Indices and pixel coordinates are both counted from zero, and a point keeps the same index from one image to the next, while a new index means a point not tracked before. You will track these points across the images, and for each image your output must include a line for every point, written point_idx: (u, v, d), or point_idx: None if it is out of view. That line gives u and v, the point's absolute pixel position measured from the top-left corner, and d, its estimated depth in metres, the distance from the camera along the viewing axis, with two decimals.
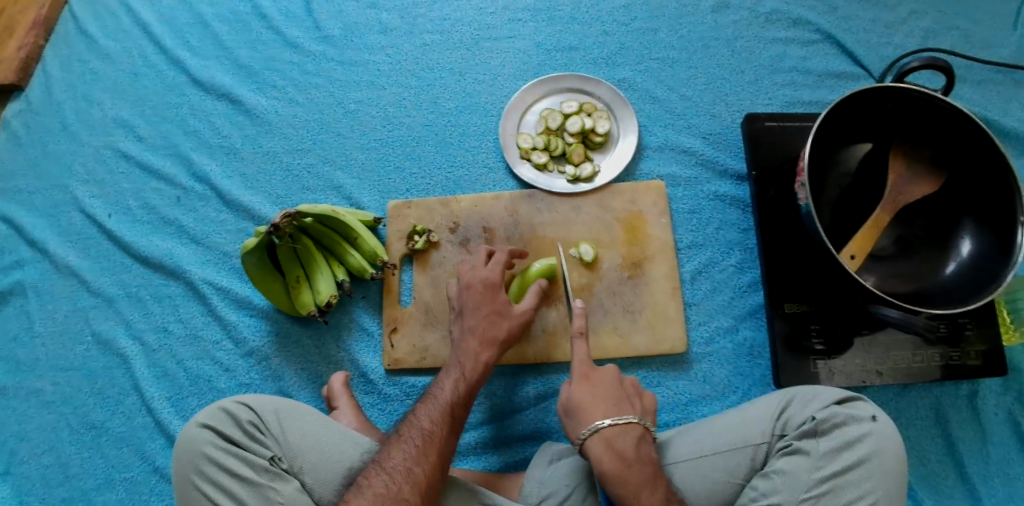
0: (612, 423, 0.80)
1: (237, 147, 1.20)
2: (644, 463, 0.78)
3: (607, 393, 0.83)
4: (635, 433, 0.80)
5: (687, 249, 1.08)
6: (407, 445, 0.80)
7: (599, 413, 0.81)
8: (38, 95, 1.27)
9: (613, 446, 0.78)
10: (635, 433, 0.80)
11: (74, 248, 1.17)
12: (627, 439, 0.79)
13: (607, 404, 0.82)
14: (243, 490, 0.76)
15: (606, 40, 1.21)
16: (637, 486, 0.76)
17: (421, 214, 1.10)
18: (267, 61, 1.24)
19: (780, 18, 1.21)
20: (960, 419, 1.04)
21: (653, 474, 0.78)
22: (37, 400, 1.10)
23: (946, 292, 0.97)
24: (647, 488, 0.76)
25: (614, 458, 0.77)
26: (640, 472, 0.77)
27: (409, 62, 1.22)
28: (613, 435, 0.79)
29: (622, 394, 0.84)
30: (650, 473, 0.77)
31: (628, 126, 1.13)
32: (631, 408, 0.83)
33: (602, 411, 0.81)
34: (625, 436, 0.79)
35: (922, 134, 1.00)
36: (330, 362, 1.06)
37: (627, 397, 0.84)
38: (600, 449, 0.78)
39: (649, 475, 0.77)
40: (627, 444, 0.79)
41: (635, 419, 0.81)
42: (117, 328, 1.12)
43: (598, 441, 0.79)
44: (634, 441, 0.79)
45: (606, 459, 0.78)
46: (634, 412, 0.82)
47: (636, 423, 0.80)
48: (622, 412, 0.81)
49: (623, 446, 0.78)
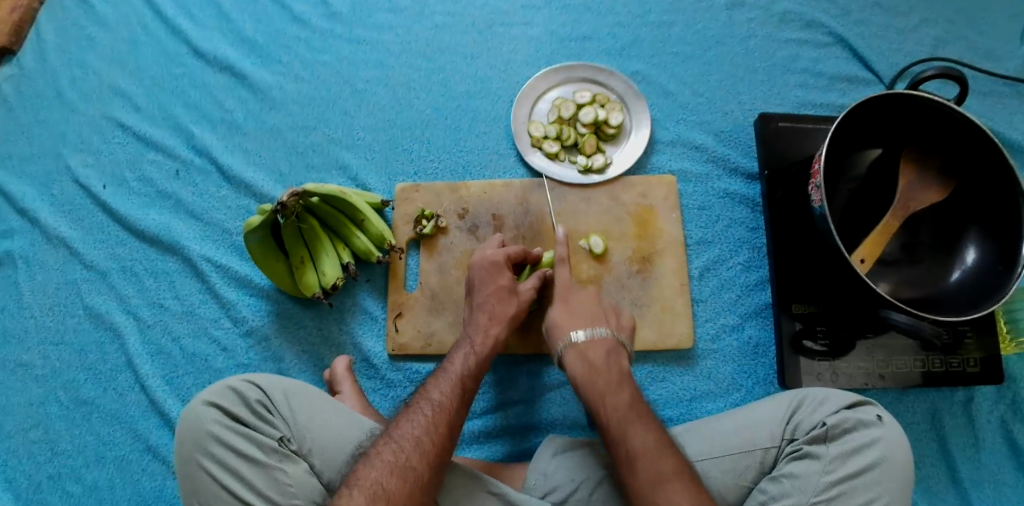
0: (586, 335, 0.88)
1: (240, 122, 1.17)
2: (613, 369, 0.85)
3: (587, 309, 0.92)
4: (607, 346, 0.87)
5: (696, 245, 1.08)
6: (416, 414, 0.79)
7: (575, 327, 0.89)
8: (32, 59, 1.23)
9: (584, 356, 0.86)
10: (606, 343, 0.87)
11: (67, 219, 1.13)
12: (599, 350, 0.87)
13: (583, 317, 0.91)
14: (250, 470, 0.75)
15: (621, 32, 1.20)
16: (604, 386, 0.83)
17: (430, 199, 1.08)
18: (273, 35, 1.21)
19: (794, 19, 1.21)
20: (954, 425, 1.06)
21: (621, 380, 0.84)
22: (24, 374, 1.07)
23: (950, 299, 0.99)
24: (612, 389, 0.82)
25: (583, 365, 0.86)
26: (607, 377, 0.84)
27: (421, 43, 1.19)
28: (585, 346, 0.87)
29: (599, 311, 0.92)
30: (618, 378, 0.84)
31: (641, 119, 1.12)
32: (607, 323, 0.90)
33: (576, 325, 0.89)
34: (596, 346, 0.87)
35: (933, 143, 1.00)
36: (332, 345, 1.04)
37: (604, 315, 0.91)
38: (574, 358, 0.87)
39: (617, 379, 0.84)
40: (597, 354, 0.86)
41: (606, 332, 0.89)
42: (110, 303, 1.09)
43: (572, 352, 0.87)
44: (605, 351, 0.87)
45: (577, 366, 0.86)
46: (607, 326, 0.90)
47: (607, 337, 0.88)
48: (595, 324, 0.89)
49: (593, 354, 0.86)
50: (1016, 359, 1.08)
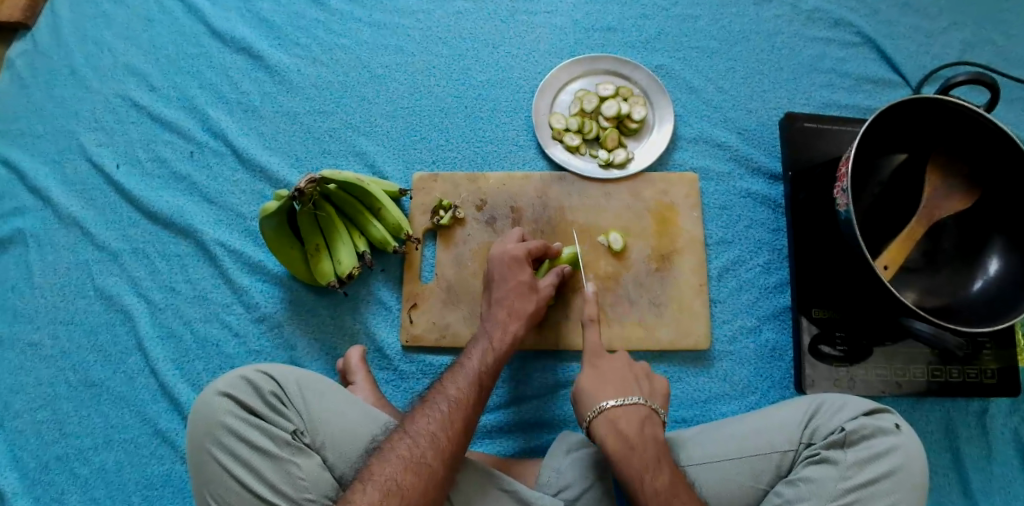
0: (617, 404, 0.81)
1: (256, 104, 1.15)
2: (649, 443, 0.79)
3: (617, 377, 0.85)
4: (640, 415, 0.81)
5: (716, 244, 1.06)
6: (433, 410, 0.78)
7: (606, 393, 0.83)
8: (45, 34, 1.20)
9: (617, 426, 0.80)
10: (641, 414, 0.81)
11: (78, 198, 1.12)
12: (633, 420, 0.80)
13: (612, 385, 0.84)
14: (264, 463, 0.74)
15: (646, 24, 1.17)
16: (641, 465, 0.77)
17: (447, 189, 1.06)
18: (291, 17, 1.19)
19: (822, 17, 1.19)
20: (968, 434, 1.05)
21: (657, 456, 0.78)
22: (33, 354, 1.06)
23: (972, 308, 0.97)
24: (650, 469, 0.77)
25: (617, 440, 0.79)
26: (643, 454, 0.77)
27: (441, 29, 1.17)
28: (617, 416, 0.80)
29: (630, 377, 0.85)
30: (655, 456, 0.78)
31: (664, 114, 1.10)
32: (638, 389, 0.84)
33: (608, 393, 0.83)
34: (630, 417, 0.80)
35: (960, 150, 0.99)
36: (345, 334, 1.03)
37: (636, 380, 0.85)
38: (605, 430, 0.80)
39: (653, 456, 0.78)
40: (631, 426, 0.80)
41: (639, 400, 0.82)
42: (121, 285, 1.08)
43: (603, 422, 0.81)
44: (639, 422, 0.80)
45: (611, 439, 0.79)
46: (639, 392, 0.83)
47: (641, 406, 0.82)
48: (626, 393, 0.83)
49: (627, 427, 0.80)
50: None
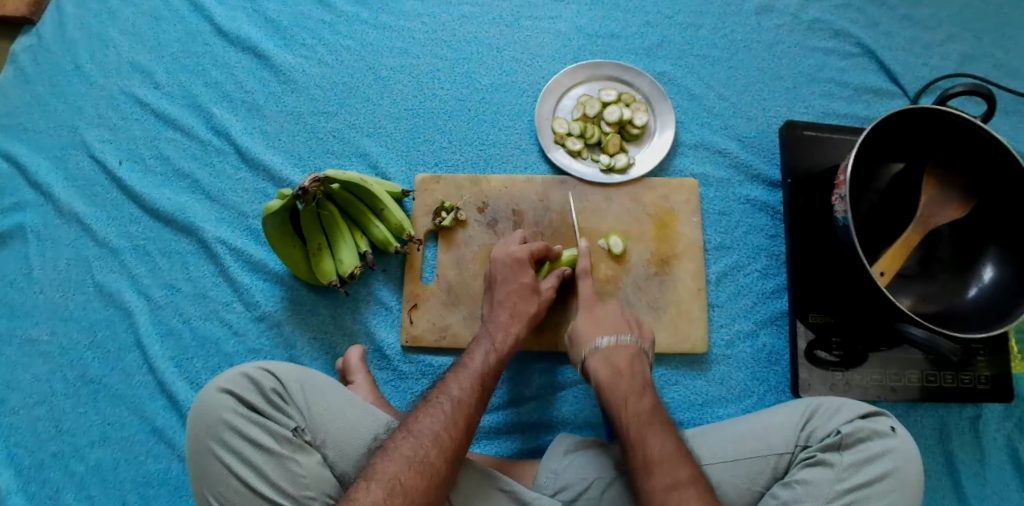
0: (610, 342, 0.88)
1: (259, 103, 1.15)
2: (637, 375, 0.85)
3: (608, 318, 0.92)
4: (629, 352, 0.88)
5: (715, 250, 1.07)
6: (436, 409, 0.79)
7: (598, 333, 0.90)
8: (49, 30, 1.21)
9: (608, 360, 0.86)
10: (629, 351, 0.88)
11: (80, 194, 1.12)
12: (623, 355, 0.87)
13: (607, 326, 0.91)
14: (265, 460, 0.75)
15: (648, 32, 1.19)
16: (627, 391, 0.82)
17: (450, 191, 1.07)
18: (297, 17, 1.19)
19: (822, 28, 1.20)
20: (961, 441, 1.06)
21: (643, 385, 0.84)
22: (30, 349, 1.06)
23: (967, 315, 0.98)
24: (635, 395, 0.82)
25: (607, 370, 0.85)
26: (630, 381, 0.84)
27: (446, 33, 1.18)
28: (609, 350, 0.87)
29: (623, 320, 0.92)
30: (639, 385, 0.84)
31: (665, 120, 1.11)
32: (631, 332, 0.91)
33: (601, 332, 0.90)
34: (620, 351, 0.87)
35: (957, 160, 1.00)
36: (344, 333, 1.03)
37: (630, 325, 0.92)
38: (599, 364, 0.86)
39: (639, 384, 0.84)
40: (620, 359, 0.86)
41: (630, 340, 0.89)
42: (120, 281, 1.08)
43: (596, 356, 0.87)
44: (629, 357, 0.87)
45: (602, 371, 0.86)
46: (631, 334, 0.90)
47: (631, 344, 0.88)
48: (618, 332, 0.90)
49: (618, 360, 0.86)
50: None
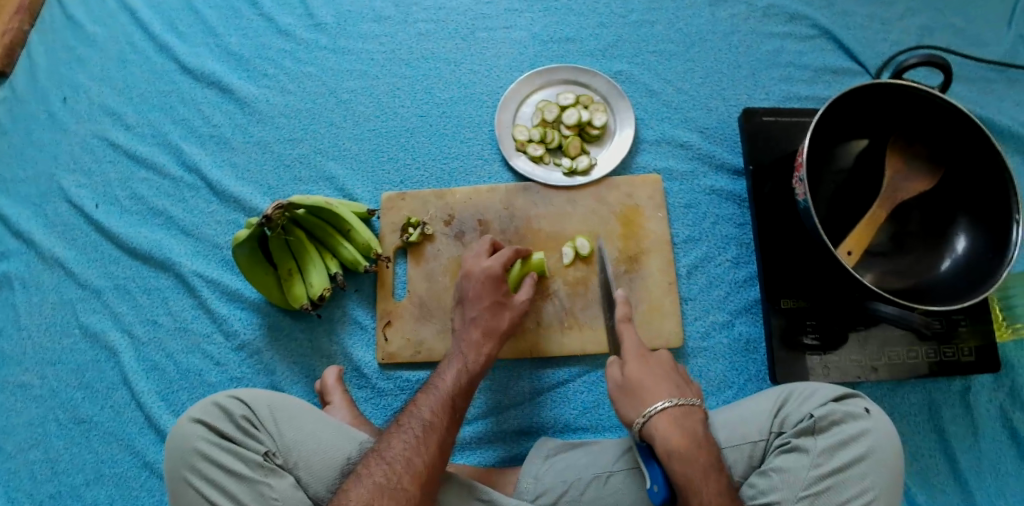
0: (678, 404, 0.80)
1: (227, 135, 1.18)
2: (708, 445, 0.77)
3: (663, 374, 0.84)
4: (697, 417, 0.80)
5: (684, 243, 1.07)
6: (408, 435, 0.79)
7: (660, 394, 0.81)
8: (22, 82, 1.24)
9: (681, 427, 0.78)
10: (698, 415, 0.80)
11: (60, 239, 1.15)
12: (691, 420, 0.79)
13: (666, 385, 0.82)
14: (238, 486, 0.76)
15: (603, 32, 1.20)
16: (702, 467, 0.75)
17: (416, 207, 1.08)
18: (258, 49, 1.22)
19: (777, 13, 1.20)
20: (952, 415, 1.05)
21: (715, 459, 0.77)
22: (23, 394, 1.08)
23: (942, 287, 0.97)
24: (712, 473, 0.75)
25: (682, 439, 0.76)
26: (703, 456, 0.76)
27: (403, 52, 1.20)
28: (679, 415, 0.78)
29: (679, 379, 0.84)
30: (714, 460, 0.77)
31: (625, 119, 1.12)
32: (691, 394, 0.83)
33: (664, 393, 0.81)
34: (689, 417, 0.79)
35: (918, 132, 1.00)
36: (322, 356, 1.05)
37: (683, 382, 0.84)
38: (666, 429, 0.77)
39: (711, 458, 0.76)
40: (690, 426, 0.78)
41: (696, 403, 0.81)
42: (104, 321, 1.10)
43: (664, 419, 0.78)
44: (698, 423, 0.79)
45: (673, 437, 0.76)
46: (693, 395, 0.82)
47: (697, 406, 0.81)
48: (682, 395, 0.81)
49: (691, 428, 0.78)
50: (1013, 346, 1.07)
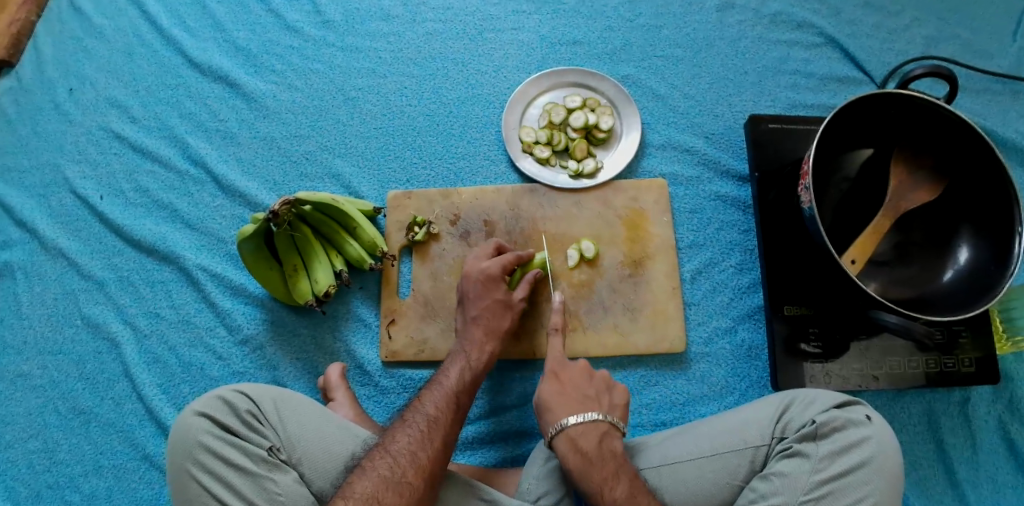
0: (577, 420, 0.83)
1: (234, 131, 1.18)
2: (608, 458, 0.81)
3: (573, 392, 0.87)
4: (599, 430, 0.83)
5: (688, 248, 1.08)
6: (412, 429, 0.79)
7: (566, 411, 0.85)
8: (28, 72, 1.24)
9: (576, 444, 0.82)
10: (599, 430, 0.83)
11: (64, 229, 1.15)
12: (592, 436, 0.82)
13: (574, 402, 0.86)
14: (241, 480, 0.76)
15: (611, 36, 1.20)
16: (600, 481, 0.78)
17: (421, 205, 1.08)
18: (266, 44, 1.22)
19: (785, 20, 1.21)
20: (951, 424, 1.05)
21: (617, 470, 0.79)
22: (23, 384, 1.08)
23: (945, 298, 0.98)
24: (609, 483, 0.78)
25: (576, 456, 0.81)
26: (602, 469, 0.79)
27: (411, 51, 1.20)
28: (578, 433, 0.82)
29: (590, 392, 0.87)
30: (614, 470, 0.79)
31: (631, 123, 1.13)
32: (598, 407, 0.86)
33: (568, 410, 0.85)
34: (589, 433, 0.82)
35: (924, 143, 1.00)
36: (325, 352, 1.05)
37: (596, 395, 0.87)
38: (567, 449, 0.82)
39: (612, 470, 0.79)
40: (590, 442, 0.82)
41: (599, 416, 0.84)
42: (107, 313, 1.10)
43: (563, 440, 0.82)
44: (598, 437, 0.82)
45: (570, 457, 0.81)
46: (599, 408, 0.85)
47: (601, 421, 0.84)
48: (587, 410, 0.85)
49: (585, 443, 0.81)
50: (1013, 358, 1.07)
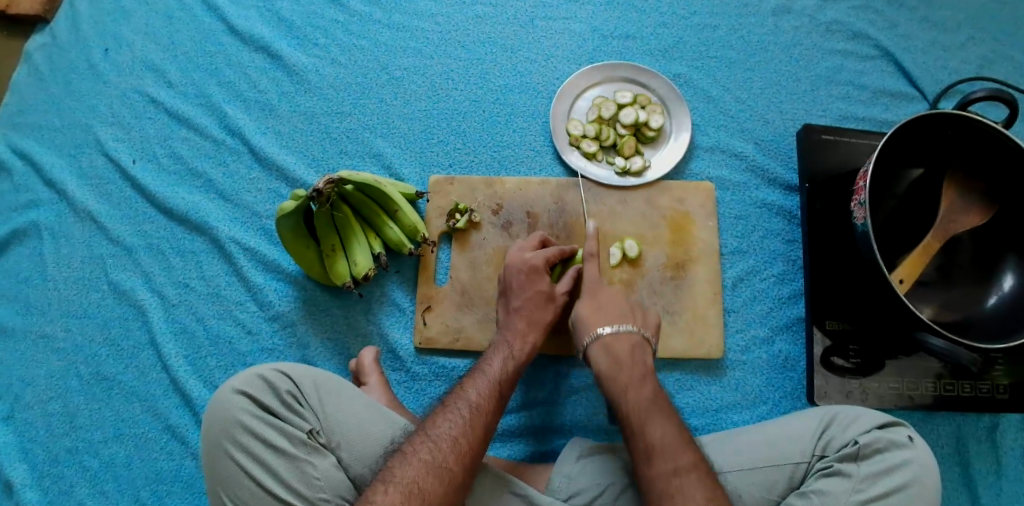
0: (611, 330, 0.86)
1: (273, 103, 1.15)
2: (637, 365, 0.84)
3: (612, 304, 0.90)
4: (631, 341, 0.86)
5: (731, 254, 1.06)
6: (454, 414, 0.78)
7: (603, 321, 0.88)
8: (64, 29, 1.21)
9: (609, 349, 0.85)
10: (632, 340, 0.86)
11: (94, 192, 1.12)
12: (624, 344, 0.85)
13: (612, 314, 0.89)
14: (280, 462, 0.75)
15: (664, 33, 1.18)
16: (626, 381, 0.82)
17: (463, 192, 1.07)
18: (310, 17, 1.19)
19: (840, 29, 1.19)
20: (978, 450, 1.04)
21: (644, 374, 0.82)
22: (45, 346, 1.06)
23: (986, 324, 0.95)
24: (635, 383, 0.81)
25: (607, 359, 0.84)
26: (630, 371, 0.83)
27: (460, 33, 1.17)
28: (611, 341, 0.86)
29: (625, 307, 0.90)
30: (640, 375, 0.82)
31: (681, 123, 1.11)
32: (634, 320, 0.88)
33: (602, 319, 0.88)
34: (621, 341, 0.85)
35: (979, 166, 0.97)
36: (357, 334, 1.03)
37: (632, 312, 0.90)
38: (599, 352, 0.85)
39: (639, 373, 0.82)
40: (622, 349, 0.85)
41: (633, 328, 0.87)
42: (134, 280, 1.08)
43: (597, 346, 0.86)
44: (630, 346, 0.85)
45: (602, 361, 0.85)
46: (633, 322, 0.88)
47: (634, 333, 0.86)
48: (622, 321, 0.88)
49: (618, 350, 0.85)
50: None
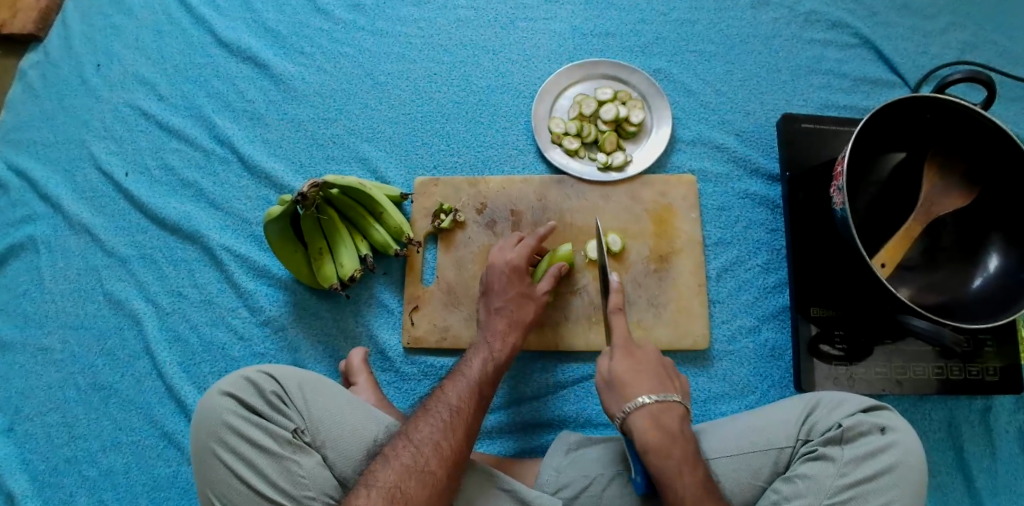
0: (653, 399, 0.81)
1: (261, 112, 1.17)
2: (687, 440, 0.79)
3: (650, 370, 0.85)
4: (677, 413, 0.81)
5: (715, 245, 1.07)
6: (435, 418, 0.79)
7: (642, 389, 0.82)
8: (57, 47, 1.24)
9: (659, 423, 0.79)
10: (678, 412, 0.81)
11: (89, 205, 1.15)
12: (671, 417, 0.81)
13: (651, 380, 0.84)
14: (265, 461, 0.76)
15: (644, 29, 1.19)
16: (678, 462, 0.77)
17: (448, 193, 1.08)
18: (296, 26, 1.21)
19: (819, 19, 1.19)
20: (972, 433, 1.03)
21: (694, 453, 0.79)
22: (43, 358, 1.08)
23: (971, 307, 0.95)
24: (687, 467, 0.77)
25: (657, 434, 0.79)
26: (683, 450, 0.78)
27: (442, 37, 1.19)
28: (660, 412, 0.80)
29: (663, 372, 0.85)
30: (692, 453, 0.78)
31: (662, 117, 1.12)
32: (674, 388, 0.84)
33: (643, 388, 0.82)
34: (669, 414, 0.81)
35: (958, 148, 0.97)
36: (347, 336, 1.05)
37: (670, 377, 0.86)
38: (646, 426, 0.79)
39: (690, 453, 0.78)
40: (671, 423, 0.80)
41: (677, 398, 0.82)
42: (129, 290, 1.10)
43: (644, 417, 0.80)
44: (677, 419, 0.81)
45: (651, 435, 0.78)
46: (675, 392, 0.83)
47: (677, 403, 0.82)
48: (665, 390, 0.83)
49: (666, 423, 0.80)
50: None
